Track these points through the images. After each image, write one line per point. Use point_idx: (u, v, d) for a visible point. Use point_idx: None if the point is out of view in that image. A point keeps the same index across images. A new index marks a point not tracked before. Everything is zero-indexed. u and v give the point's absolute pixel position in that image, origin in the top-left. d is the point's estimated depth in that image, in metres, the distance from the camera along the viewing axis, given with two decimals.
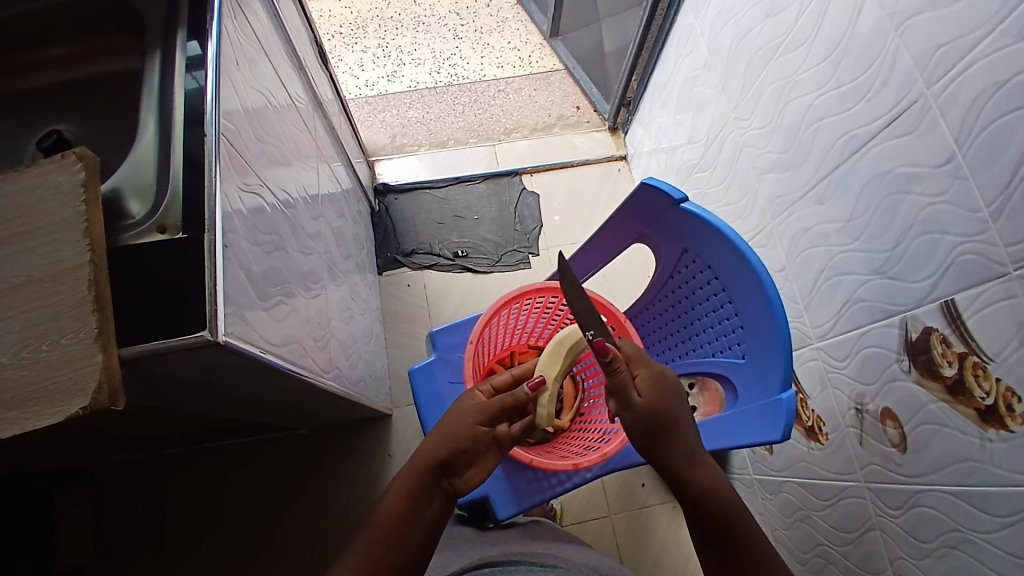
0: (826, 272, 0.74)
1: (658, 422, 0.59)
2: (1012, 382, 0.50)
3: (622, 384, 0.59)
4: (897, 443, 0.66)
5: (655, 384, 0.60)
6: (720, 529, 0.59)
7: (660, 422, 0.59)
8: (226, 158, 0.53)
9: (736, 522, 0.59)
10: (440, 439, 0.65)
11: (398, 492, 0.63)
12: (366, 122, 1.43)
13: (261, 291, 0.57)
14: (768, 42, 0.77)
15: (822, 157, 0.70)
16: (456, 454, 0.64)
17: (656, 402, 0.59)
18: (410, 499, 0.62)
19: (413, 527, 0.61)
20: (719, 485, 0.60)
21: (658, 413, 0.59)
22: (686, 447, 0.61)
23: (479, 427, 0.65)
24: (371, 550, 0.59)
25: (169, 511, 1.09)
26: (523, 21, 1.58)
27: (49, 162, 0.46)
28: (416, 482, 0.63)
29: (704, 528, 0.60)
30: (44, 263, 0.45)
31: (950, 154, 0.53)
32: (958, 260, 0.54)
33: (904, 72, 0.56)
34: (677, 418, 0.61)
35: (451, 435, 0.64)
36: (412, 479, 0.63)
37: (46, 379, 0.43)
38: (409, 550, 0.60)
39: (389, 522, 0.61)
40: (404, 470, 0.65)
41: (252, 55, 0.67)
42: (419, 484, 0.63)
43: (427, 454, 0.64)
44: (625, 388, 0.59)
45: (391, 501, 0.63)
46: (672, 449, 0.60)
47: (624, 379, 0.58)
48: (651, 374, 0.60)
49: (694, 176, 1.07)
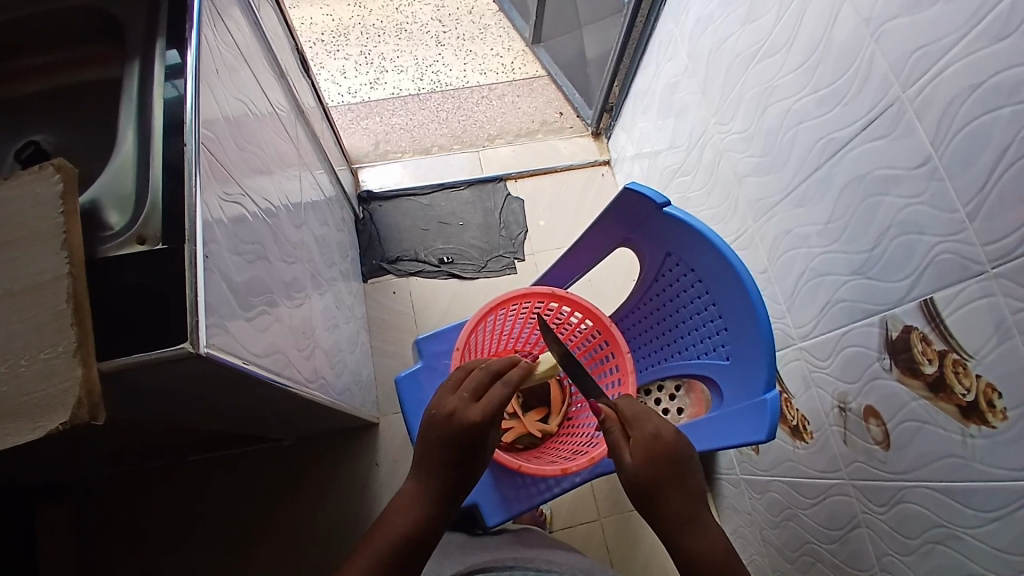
0: (808, 272, 0.74)
1: (646, 490, 0.58)
2: (992, 379, 0.51)
3: (614, 444, 0.61)
4: (880, 441, 0.67)
5: (647, 446, 0.59)
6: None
7: (647, 485, 0.58)
8: (207, 167, 0.53)
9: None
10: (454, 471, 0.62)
11: (410, 512, 0.60)
12: (349, 130, 1.42)
13: (243, 300, 0.56)
14: (747, 48, 0.78)
15: (802, 159, 0.71)
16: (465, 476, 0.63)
17: (644, 465, 0.58)
18: (422, 523, 0.60)
19: (420, 546, 0.59)
20: (713, 545, 0.57)
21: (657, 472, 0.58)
22: (675, 510, 0.58)
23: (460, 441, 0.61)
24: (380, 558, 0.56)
25: (153, 525, 1.07)
26: (506, 28, 1.58)
27: (28, 174, 0.46)
28: (430, 504, 0.61)
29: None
30: (22, 276, 0.44)
31: (926, 155, 0.54)
32: (936, 260, 0.55)
33: (880, 75, 0.57)
34: (669, 475, 0.58)
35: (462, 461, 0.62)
36: (424, 502, 0.61)
37: (25, 395, 0.42)
38: (413, 564, 0.58)
39: (401, 537, 0.58)
40: (411, 493, 0.61)
41: (232, 64, 0.66)
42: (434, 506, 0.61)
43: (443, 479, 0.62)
44: (616, 448, 0.61)
45: (400, 518, 0.59)
46: (662, 510, 0.58)
47: (616, 438, 0.61)
48: (646, 437, 0.60)
49: (677, 180, 1.08)
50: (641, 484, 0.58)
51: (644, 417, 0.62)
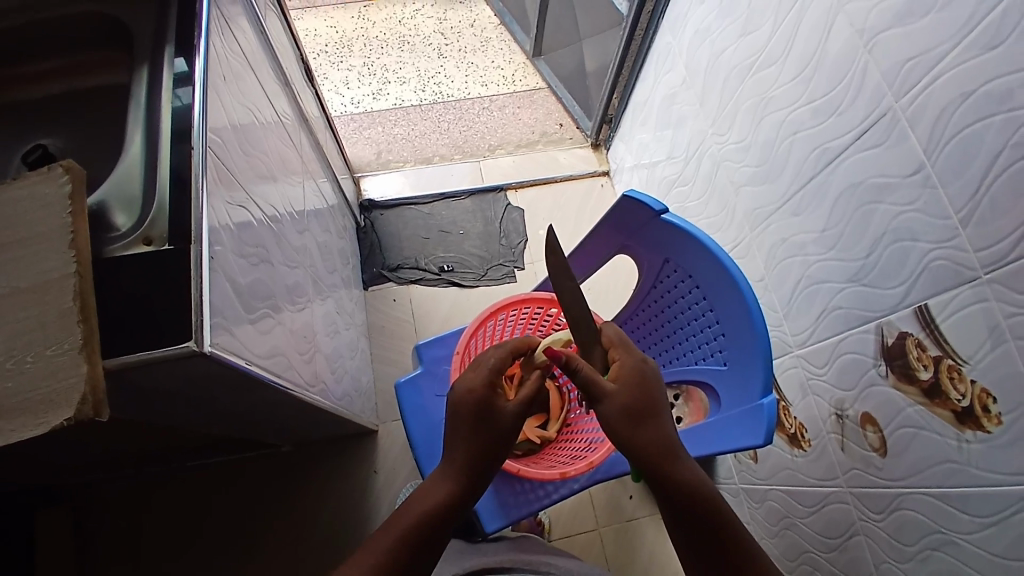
0: (804, 281, 0.75)
1: (631, 416, 0.58)
2: (986, 384, 0.52)
3: (586, 381, 0.59)
4: (877, 448, 0.67)
5: (636, 374, 0.61)
6: (697, 526, 0.56)
7: (632, 413, 0.58)
8: (213, 172, 0.54)
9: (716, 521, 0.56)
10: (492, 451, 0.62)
11: (421, 505, 0.59)
12: (351, 139, 1.44)
13: (247, 303, 0.57)
14: (743, 60, 0.79)
15: (798, 169, 0.72)
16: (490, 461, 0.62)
17: (630, 391, 0.59)
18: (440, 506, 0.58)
19: (430, 543, 0.57)
20: (698, 477, 0.57)
21: (636, 403, 0.59)
22: (661, 441, 0.58)
23: (477, 421, 0.61)
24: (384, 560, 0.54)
25: (150, 532, 1.07)
26: (507, 41, 1.60)
27: (37, 175, 0.46)
28: (444, 499, 0.59)
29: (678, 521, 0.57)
30: (30, 273, 0.45)
31: (919, 164, 0.55)
32: (930, 266, 0.55)
33: (874, 86, 0.59)
34: (652, 404, 0.60)
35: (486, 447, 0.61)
36: (438, 497, 0.59)
37: (29, 392, 0.43)
38: (428, 547, 0.57)
39: (407, 535, 0.56)
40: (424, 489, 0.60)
41: (239, 71, 0.67)
42: (447, 499, 0.59)
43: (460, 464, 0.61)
44: (590, 383, 0.59)
45: (412, 511, 0.58)
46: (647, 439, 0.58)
47: (588, 374, 0.58)
48: (629, 365, 0.61)
49: (675, 190, 1.09)
50: (634, 406, 0.58)
51: (622, 350, 0.63)
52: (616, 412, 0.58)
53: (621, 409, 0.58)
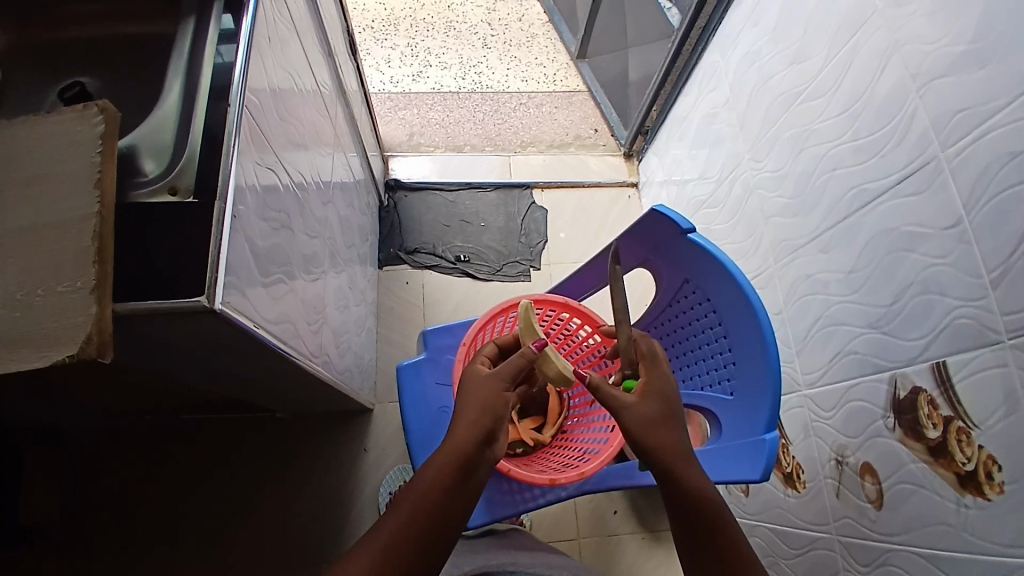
0: (823, 320, 0.74)
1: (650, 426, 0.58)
2: (993, 451, 0.51)
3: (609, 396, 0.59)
4: (873, 500, 0.66)
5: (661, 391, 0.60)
6: (702, 548, 0.55)
7: (652, 425, 0.58)
8: (248, 132, 0.54)
9: (724, 544, 0.54)
10: (474, 413, 0.59)
11: (428, 482, 0.55)
12: (385, 117, 1.44)
13: (263, 267, 0.57)
14: (790, 89, 0.78)
15: (831, 206, 0.71)
16: (492, 423, 0.59)
17: (652, 406, 0.59)
18: (448, 477, 0.56)
19: (440, 528, 0.54)
20: (708, 492, 0.55)
21: (657, 415, 0.58)
22: (681, 455, 0.57)
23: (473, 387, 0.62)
24: (395, 541, 0.52)
25: (135, 479, 1.07)
26: (553, 40, 1.60)
27: (70, 111, 0.46)
28: (453, 474, 0.56)
29: (684, 539, 0.56)
30: (52, 208, 0.45)
31: (957, 218, 0.54)
32: (953, 324, 0.54)
33: (920, 132, 0.57)
34: (672, 418, 0.59)
35: (484, 423, 0.59)
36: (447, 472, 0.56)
37: (35, 324, 0.43)
38: (437, 525, 0.54)
39: (418, 516, 0.54)
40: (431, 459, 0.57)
41: (285, 35, 0.67)
42: (447, 479, 0.56)
43: (464, 426, 0.59)
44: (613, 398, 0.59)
45: (420, 487, 0.55)
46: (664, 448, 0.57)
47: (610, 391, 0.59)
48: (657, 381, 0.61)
49: (703, 211, 1.08)
50: (655, 421, 0.58)
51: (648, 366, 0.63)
52: (629, 426, 0.58)
53: (642, 418, 0.58)
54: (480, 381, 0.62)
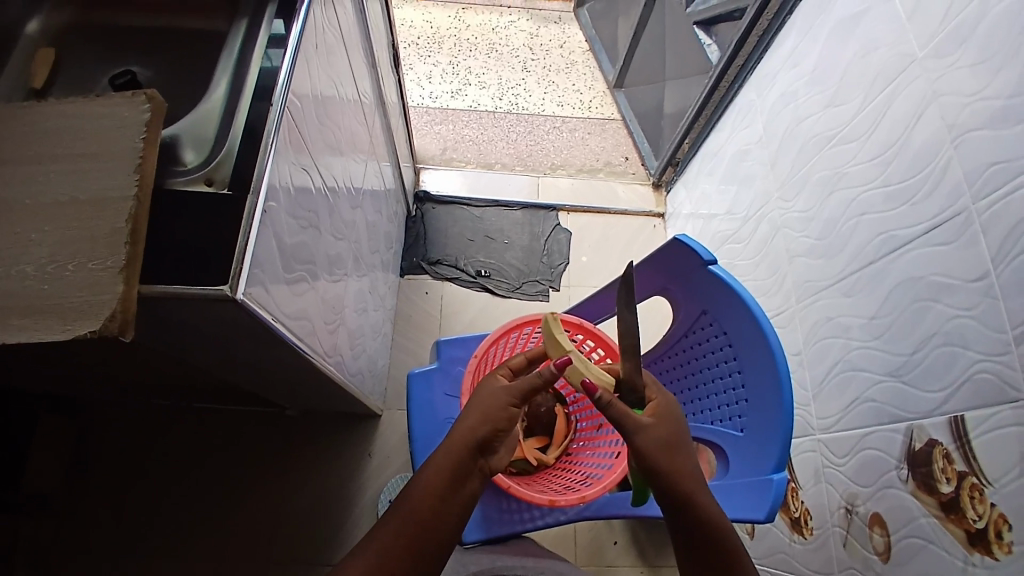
0: (842, 364, 0.73)
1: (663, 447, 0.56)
2: (1005, 510, 0.49)
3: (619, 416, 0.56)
4: (881, 552, 0.64)
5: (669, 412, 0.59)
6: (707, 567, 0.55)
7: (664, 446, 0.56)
8: (287, 131, 0.56)
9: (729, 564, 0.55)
10: (473, 421, 0.58)
11: (427, 488, 0.56)
12: (421, 130, 1.47)
13: (287, 263, 0.58)
14: (823, 131, 0.78)
15: (857, 250, 0.71)
16: (493, 434, 0.59)
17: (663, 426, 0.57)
18: (445, 483, 0.56)
19: (436, 537, 0.55)
20: (715, 516, 0.55)
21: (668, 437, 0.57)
22: (690, 476, 0.57)
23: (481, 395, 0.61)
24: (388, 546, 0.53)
25: (142, 461, 1.09)
26: (592, 68, 1.62)
27: (120, 98, 0.49)
28: (450, 480, 0.56)
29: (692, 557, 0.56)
30: (92, 187, 0.47)
31: (984, 272, 0.53)
32: (973, 378, 0.53)
33: (952, 182, 0.57)
34: (681, 440, 0.58)
35: (486, 433, 0.58)
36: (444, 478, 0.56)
37: (62, 296, 0.44)
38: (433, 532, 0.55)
39: (415, 524, 0.54)
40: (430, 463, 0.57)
41: (332, 44, 0.70)
42: (444, 487, 0.56)
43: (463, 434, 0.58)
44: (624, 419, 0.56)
45: (419, 492, 0.56)
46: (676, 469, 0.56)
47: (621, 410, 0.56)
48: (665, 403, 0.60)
49: (727, 246, 1.08)
50: (665, 442, 0.57)
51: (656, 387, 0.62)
52: (641, 448, 0.56)
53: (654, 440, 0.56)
54: (486, 389, 0.61)
